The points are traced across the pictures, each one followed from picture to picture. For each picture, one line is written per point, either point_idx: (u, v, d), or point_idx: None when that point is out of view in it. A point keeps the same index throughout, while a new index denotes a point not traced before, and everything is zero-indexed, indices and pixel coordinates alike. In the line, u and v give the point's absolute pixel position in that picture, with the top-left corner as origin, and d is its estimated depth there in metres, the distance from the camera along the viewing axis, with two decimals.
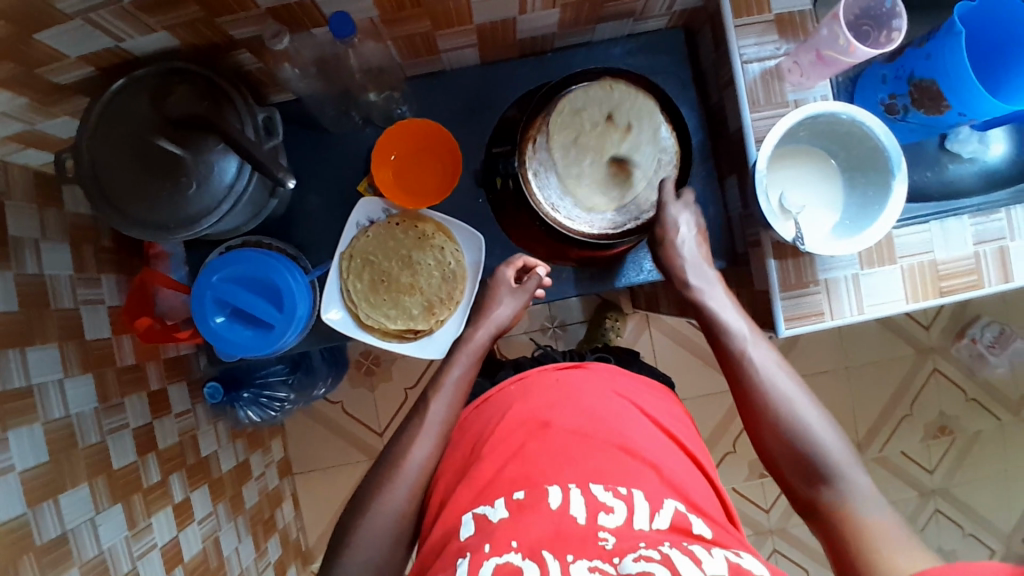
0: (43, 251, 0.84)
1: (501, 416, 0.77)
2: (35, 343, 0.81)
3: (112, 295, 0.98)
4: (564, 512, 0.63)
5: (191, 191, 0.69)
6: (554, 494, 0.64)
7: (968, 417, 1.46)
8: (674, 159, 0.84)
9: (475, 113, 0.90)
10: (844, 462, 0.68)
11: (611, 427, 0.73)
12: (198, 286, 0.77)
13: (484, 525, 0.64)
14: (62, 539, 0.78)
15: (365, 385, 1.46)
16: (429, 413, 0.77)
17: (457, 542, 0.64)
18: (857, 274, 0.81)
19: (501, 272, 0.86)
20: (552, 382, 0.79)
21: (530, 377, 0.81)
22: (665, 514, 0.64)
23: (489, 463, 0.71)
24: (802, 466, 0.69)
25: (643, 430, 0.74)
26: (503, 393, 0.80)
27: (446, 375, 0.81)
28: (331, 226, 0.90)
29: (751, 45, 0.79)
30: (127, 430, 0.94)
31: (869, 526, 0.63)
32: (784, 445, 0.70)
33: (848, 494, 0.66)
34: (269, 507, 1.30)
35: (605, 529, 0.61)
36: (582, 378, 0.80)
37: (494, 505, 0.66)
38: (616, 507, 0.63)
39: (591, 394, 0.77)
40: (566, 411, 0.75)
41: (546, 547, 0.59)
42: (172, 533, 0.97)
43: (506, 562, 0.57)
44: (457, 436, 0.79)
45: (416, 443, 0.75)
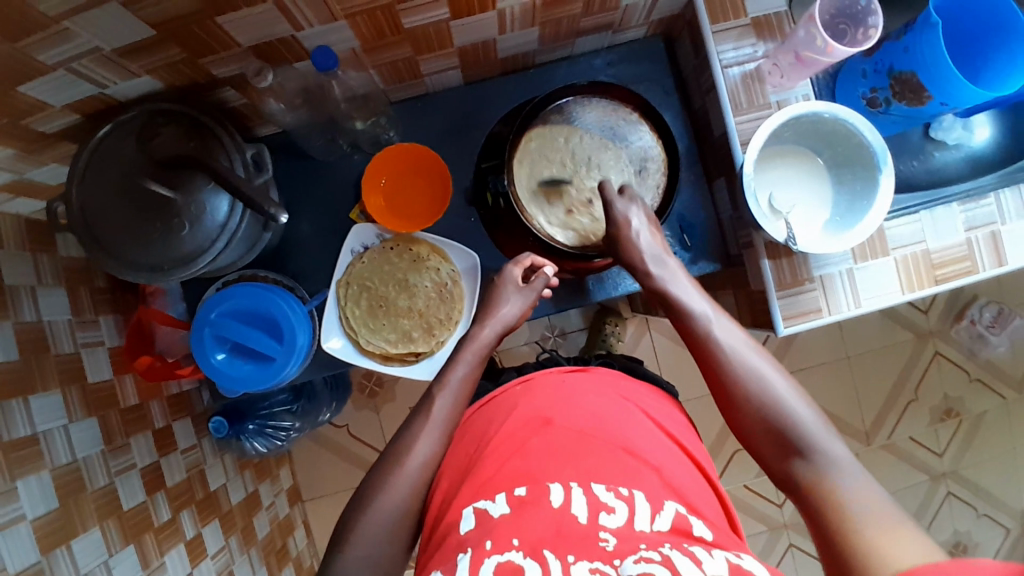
0: (40, 298, 0.84)
1: (504, 414, 0.76)
2: (36, 390, 0.81)
3: (111, 336, 0.98)
4: (565, 510, 0.63)
5: (184, 231, 0.70)
6: (555, 492, 0.65)
7: (973, 398, 1.47)
8: (662, 166, 0.85)
9: (462, 133, 0.91)
10: (818, 432, 0.68)
11: (611, 426, 0.73)
12: (196, 324, 0.78)
13: (484, 520, 0.63)
14: None
15: (369, 406, 1.46)
16: (433, 410, 0.77)
17: (457, 535, 0.64)
18: (851, 268, 0.82)
19: (509, 271, 0.85)
20: (556, 383, 0.79)
21: (534, 379, 0.81)
22: (666, 516, 0.64)
23: (490, 462, 0.70)
24: (778, 441, 0.69)
25: (645, 430, 0.75)
26: (507, 394, 0.80)
27: (450, 373, 0.80)
28: (326, 255, 0.90)
29: (729, 49, 0.80)
30: (135, 470, 0.94)
31: (843, 492, 0.63)
32: (761, 422, 0.70)
33: (826, 464, 0.66)
34: (281, 536, 1.30)
35: (606, 529, 0.62)
36: (584, 381, 0.80)
37: (495, 500, 0.65)
38: (618, 507, 0.63)
39: (594, 394, 0.77)
40: (568, 411, 0.75)
41: (548, 546, 0.59)
42: (186, 570, 0.97)
43: (508, 560, 0.58)
44: (458, 435, 0.79)
45: (418, 440, 0.75)
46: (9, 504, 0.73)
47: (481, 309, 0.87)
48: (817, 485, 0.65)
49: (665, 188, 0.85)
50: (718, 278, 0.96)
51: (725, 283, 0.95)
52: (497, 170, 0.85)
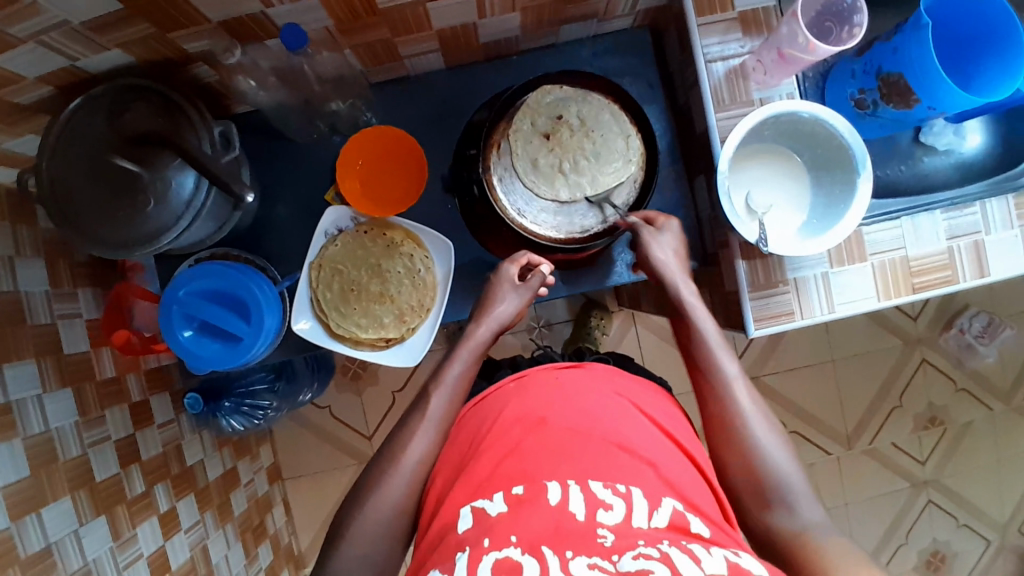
0: (16, 269, 0.85)
1: (498, 413, 0.74)
2: (12, 360, 0.81)
3: (89, 309, 0.98)
4: (563, 508, 0.61)
5: (149, 208, 0.69)
6: (553, 490, 0.63)
7: (959, 407, 1.45)
8: (642, 163, 0.81)
9: (442, 119, 0.90)
10: (801, 493, 0.66)
11: (608, 424, 0.71)
12: (164, 302, 0.77)
13: (481, 519, 0.62)
14: (45, 552, 0.79)
15: (352, 389, 1.47)
16: (428, 409, 0.75)
17: (456, 535, 0.62)
18: (827, 272, 0.80)
19: (505, 269, 0.82)
20: (549, 381, 0.77)
21: (529, 375, 0.79)
22: (664, 512, 0.62)
23: (485, 461, 0.68)
24: (760, 492, 0.67)
25: (642, 428, 0.72)
26: (501, 390, 0.78)
27: (447, 371, 0.78)
28: (298, 237, 0.89)
29: (715, 43, 0.79)
30: (108, 443, 0.94)
31: (823, 549, 0.61)
32: (748, 467, 0.69)
33: (804, 523, 0.64)
34: (258, 514, 1.31)
35: (604, 526, 0.59)
36: (579, 376, 0.78)
37: (492, 499, 0.64)
38: (615, 504, 0.61)
39: (595, 394, 0.75)
40: (566, 407, 0.72)
41: (546, 543, 0.57)
42: (158, 542, 0.98)
43: (506, 557, 0.56)
44: (453, 432, 0.78)
45: (413, 439, 0.73)
46: None
47: (477, 304, 0.84)
48: (795, 541, 0.63)
49: (642, 183, 0.83)
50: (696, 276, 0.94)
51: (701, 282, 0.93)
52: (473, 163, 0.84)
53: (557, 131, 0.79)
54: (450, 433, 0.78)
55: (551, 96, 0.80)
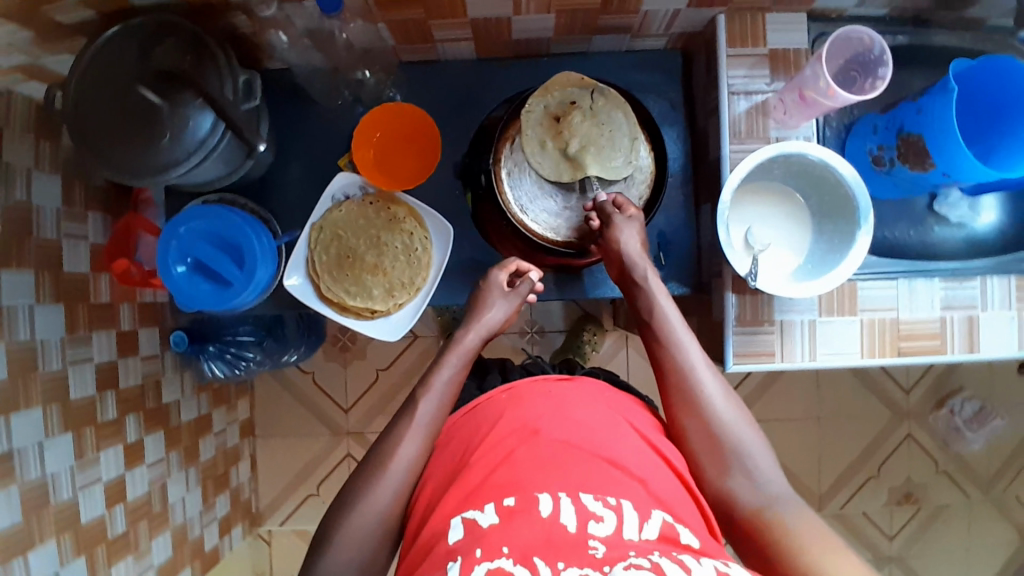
0: (33, 182, 0.90)
1: (490, 422, 0.71)
2: (10, 267, 0.86)
3: (96, 234, 1.02)
4: (554, 521, 0.58)
5: (164, 141, 0.71)
6: (544, 501, 0.60)
7: (937, 489, 1.43)
8: (648, 179, 0.84)
9: (464, 105, 0.91)
10: (759, 458, 0.69)
11: (599, 438, 0.68)
12: (164, 234, 0.79)
13: (473, 529, 0.59)
14: (6, 455, 0.85)
15: (337, 360, 1.46)
16: (417, 415, 0.73)
17: (446, 545, 0.59)
18: (814, 320, 0.80)
19: (496, 276, 0.83)
20: (541, 394, 0.74)
21: (519, 386, 0.76)
22: (653, 524, 0.60)
23: (476, 470, 0.66)
24: (722, 461, 0.69)
25: (631, 441, 0.69)
26: (491, 402, 0.75)
27: (436, 375, 0.78)
28: (304, 195, 0.90)
29: (741, 76, 0.80)
30: (89, 363, 0.99)
31: (786, 518, 0.63)
32: (710, 437, 0.70)
33: (762, 490, 0.67)
34: (224, 464, 1.34)
35: (595, 537, 0.57)
36: (570, 389, 0.75)
37: (484, 509, 0.61)
38: (606, 516, 0.59)
39: (588, 406, 0.72)
40: (558, 419, 0.69)
41: (538, 553, 0.55)
42: (119, 470, 1.04)
43: (498, 567, 0.54)
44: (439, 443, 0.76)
45: (401, 444, 0.71)
46: None
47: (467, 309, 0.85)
48: (758, 510, 0.65)
49: (648, 198, 0.85)
50: (687, 303, 0.93)
51: (690, 308, 0.92)
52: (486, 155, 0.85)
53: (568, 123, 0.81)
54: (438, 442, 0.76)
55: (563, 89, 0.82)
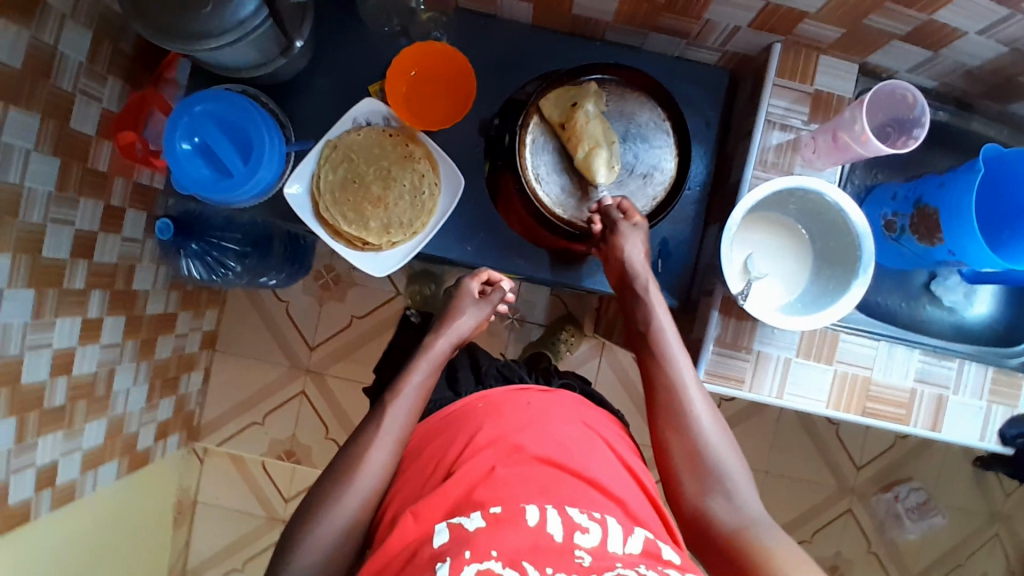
0: (64, 30, 0.90)
1: (468, 433, 0.72)
2: (20, 105, 0.85)
3: (111, 100, 1.01)
4: (541, 530, 0.59)
5: (204, 9, 0.69)
6: (531, 512, 0.61)
7: (863, 570, 1.44)
8: (667, 183, 0.81)
9: (506, 66, 0.90)
10: (738, 480, 0.68)
11: (580, 458, 0.70)
12: (177, 108, 0.77)
13: (458, 533, 0.59)
14: None
15: (315, 296, 1.45)
16: (387, 421, 0.73)
17: (431, 548, 0.59)
18: (790, 358, 0.80)
19: (468, 285, 0.85)
20: (522, 404, 0.77)
21: (492, 397, 0.79)
22: (637, 539, 0.62)
23: (457, 482, 0.65)
24: (702, 478, 0.68)
25: (608, 463, 0.72)
26: (468, 408, 0.77)
27: (407, 380, 0.77)
28: (327, 113, 0.89)
29: (780, 107, 0.81)
30: (68, 228, 0.98)
31: (764, 539, 0.62)
32: (691, 456, 0.69)
33: (740, 511, 0.66)
34: (177, 368, 1.32)
35: (581, 547, 0.58)
36: (551, 403, 0.78)
37: (470, 516, 0.61)
38: (592, 528, 0.61)
39: (566, 424, 0.75)
40: (538, 436, 0.72)
41: (527, 558, 0.56)
42: (72, 342, 1.03)
43: (487, 569, 0.54)
44: (407, 459, 0.77)
45: (369, 453, 0.71)
46: None
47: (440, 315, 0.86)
48: (735, 528, 0.64)
49: (660, 202, 0.81)
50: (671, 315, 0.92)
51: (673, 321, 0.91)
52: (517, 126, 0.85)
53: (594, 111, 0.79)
54: (409, 456, 0.77)
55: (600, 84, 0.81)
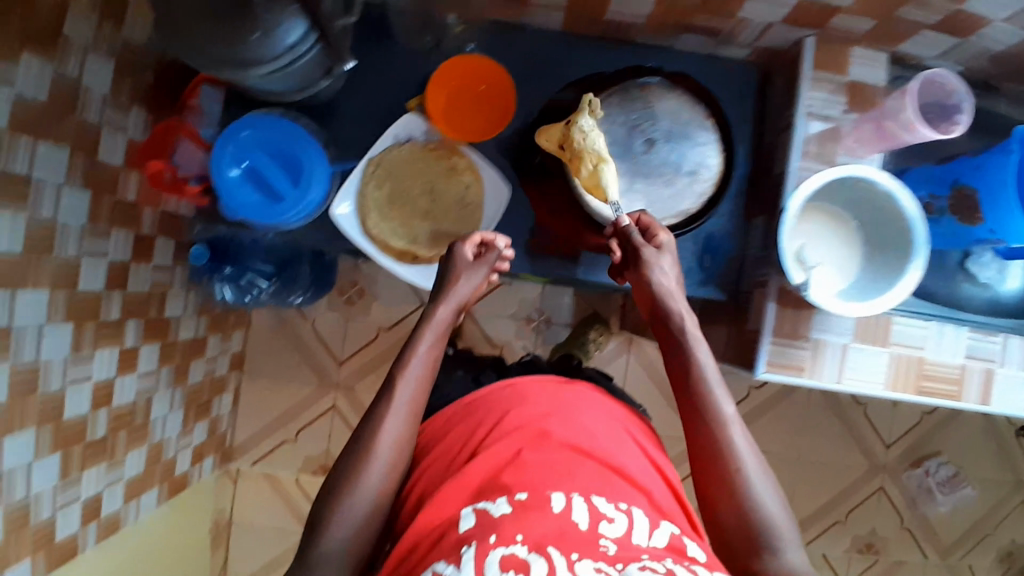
0: (87, 61, 0.88)
1: (496, 416, 0.76)
2: (48, 138, 0.83)
3: (135, 130, 1.00)
4: (566, 516, 0.61)
5: (251, 36, 0.67)
6: (557, 499, 0.63)
7: (898, 545, 1.46)
8: (713, 179, 0.81)
9: (541, 67, 0.89)
10: (786, 537, 0.64)
11: (604, 448, 0.73)
12: (223, 136, 0.77)
13: (484, 519, 0.62)
14: (4, 331, 0.80)
15: (340, 311, 1.44)
16: (396, 395, 0.71)
17: (457, 532, 0.62)
18: (847, 344, 0.81)
19: (460, 249, 0.80)
20: (548, 393, 0.79)
21: (520, 383, 0.81)
22: (662, 533, 0.63)
23: (480, 464, 0.69)
24: (751, 542, 0.64)
25: (633, 455, 0.75)
26: (493, 394, 0.81)
27: (412, 354, 0.74)
28: (365, 131, 0.88)
29: (819, 99, 0.82)
30: (103, 260, 0.96)
31: None
32: (738, 516, 0.65)
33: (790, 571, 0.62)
34: (209, 392, 1.30)
35: (606, 536, 0.60)
36: (580, 397, 0.80)
37: (497, 501, 0.64)
38: (617, 518, 0.62)
39: (592, 412, 0.78)
40: (564, 422, 0.75)
41: (552, 544, 0.57)
42: (111, 373, 1.01)
43: (513, 554, 0.55)
44: (433, 443, 0.80)
45: (384, 423, 0.69)
46: None
47: (438, 284, 0.81)
48: None
49: (708, 198, 0.81)
50: (717, 308, 0.93)
51: (721, 314, 0.92)
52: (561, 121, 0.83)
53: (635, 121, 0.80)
54: (432, 442, 0.80)
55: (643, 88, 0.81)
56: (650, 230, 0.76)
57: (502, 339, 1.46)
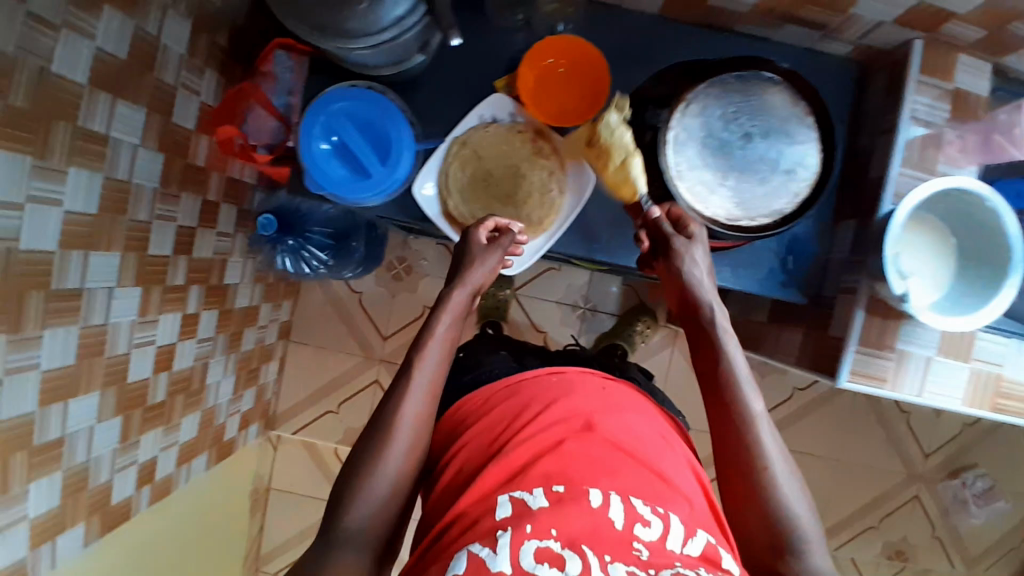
0: (166, 20, 0.86)
1: (543, 403, 0.75)
2: (127, 98, 0.82)
3: (208, 94, 0.99)
4: (602, 513, 0.61)
5: (359, 7, 0.65)
6: (595, 495, 0.63)
7: (927, 554, 1.46)
8: (811, 180, 0.78)
9: (632, 54, 0.86)
10: (813, 539, 0.65)
11: (646, 450, 0.71)
12: (314, 109, 0.78)
13: (521, 508, 0.62)
14: (77, 292, 0.80)
15: (387, 287, 1.44)
16: (415, 377, 0.71)
17: (493, 519, 0.61)
18: (930, 357, 0.80)
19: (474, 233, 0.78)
20: (596, 388, 0.78)
21: (569, 373, 0.80)
22: (698, 542, 0.62)
23: (522, 449, 0.69)
24: (774, 543, 0.65)
25: (674, 459, 0.73)
26: (538, 380, 0.79)
27: (431, 337, 0.74)
28: (450, 109, 0.87)
29: (923, 104, 0.80)
30: (172, 224, 0.96)
31: None
32: (763, 517, 0.66)
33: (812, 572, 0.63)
34: (258, 359, 1.32)
35: (640, 540, 0.60)
36: (623, 394, 0.79)
37: (532, 492, 0.63)
38: (653, 522, 0.62)
39: (635, 413, 0.75)
40: (609, 419, 0.73)
41: (586, 542, 0.58)
42: (173, 338, 1.02)
43: (547, 547, 0.57)
44: (471, 421, 0.78)
45: (403, 402, 0.69)
46: (54, 184, 0.73)
47: (455, 267, 0.80)
48: None
49: (805, 199, 0.78)
50: (792, 311, 0.92)
51: (795, 317, 0.91)
52: (660, 105, 0.80)
53: (733, 115, 0.77)
54: (471, 417, 0.79)
55: (742, 81, 0.78)
56: (682, 220, 0.75)
57: (546, 324, 1.46)
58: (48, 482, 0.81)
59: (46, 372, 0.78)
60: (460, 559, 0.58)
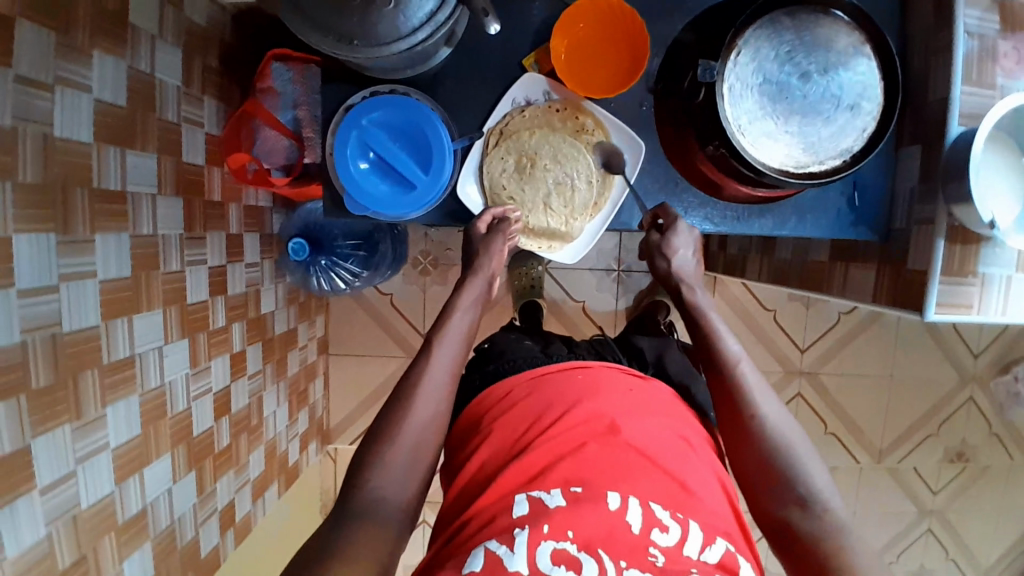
0: (156, 53, 0.79)
1: (566, 403, 0.70)
2: (135, 147, 0.75)
3: (211, 122, 0.92)
4: (620, 516, 0.60)
5: (386, 8, 0.60)
6: (613, 497, 0.61)
7: (987, 451, 1.49)
8: (877, 112, 0.74)
9: (660, 9, 0.81)
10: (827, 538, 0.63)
11: (674, 458, 0.67)
12: (347, 123, 0.74)
13: (538, 508, 0.61)
14: (129, 360, 0.76)
15: (417, 283, 1.40)
16: (437, 355, 0.71)
17: (509, 517, 0.61)
18: (1012, 276, 0.76)
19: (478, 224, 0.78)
20: (624, 389, 0.73)
21: (596, 369, 0.75)
22: (716, 550, 0.60)
23: (541, 452, 0.66)
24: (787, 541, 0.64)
25: (700, 467, 0.68)
26: (565, 376, 0.74)
27: (448, 323, 0.73)
28: (478, 101, 0.82)
29: (975, 16, 0.75)
30: (203, 266, 0.91)
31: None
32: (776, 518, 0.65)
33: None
34: (305, 379, 1.30)
35: (656, 545, 0.59)
36: (652, 393, 0.74)
37: (550, 492, 0.62)
38: (671, 527, 0.60)
39: (665, 416, 0.71)
40: (637, 421, 0.69)
41: (602, 546, 0.58)
42: (226, 381, 0.98)
43: (563, 549, 0.57)
44: (491, 415, 0.74)
45: (423, 380, 0.69)
46: (84, 257, 0.67)
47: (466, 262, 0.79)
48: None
49: (874, 134, 0.74)
50: (855, 248, 0.90)
51: (860, 253, 0.89)
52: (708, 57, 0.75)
53: (789, 55, 0.72)
54: (491, 409, 0.75)
55: (793, 18, 0.72)
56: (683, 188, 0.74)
57: (582, 293, 1.43)
58: (140, 556, 0.79)
59: (116, 449, 0.74)
60: (477, 555, 0.58)
